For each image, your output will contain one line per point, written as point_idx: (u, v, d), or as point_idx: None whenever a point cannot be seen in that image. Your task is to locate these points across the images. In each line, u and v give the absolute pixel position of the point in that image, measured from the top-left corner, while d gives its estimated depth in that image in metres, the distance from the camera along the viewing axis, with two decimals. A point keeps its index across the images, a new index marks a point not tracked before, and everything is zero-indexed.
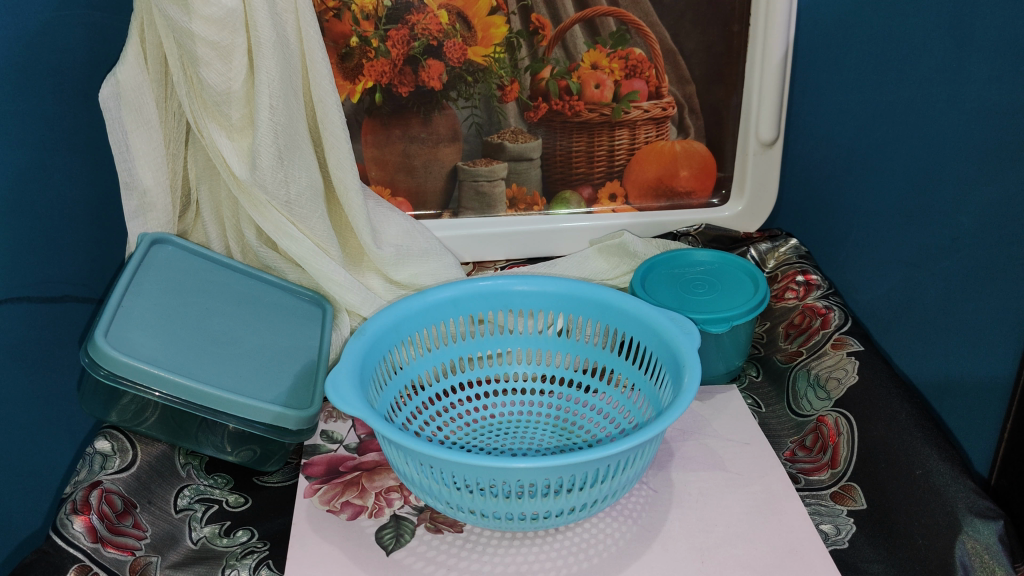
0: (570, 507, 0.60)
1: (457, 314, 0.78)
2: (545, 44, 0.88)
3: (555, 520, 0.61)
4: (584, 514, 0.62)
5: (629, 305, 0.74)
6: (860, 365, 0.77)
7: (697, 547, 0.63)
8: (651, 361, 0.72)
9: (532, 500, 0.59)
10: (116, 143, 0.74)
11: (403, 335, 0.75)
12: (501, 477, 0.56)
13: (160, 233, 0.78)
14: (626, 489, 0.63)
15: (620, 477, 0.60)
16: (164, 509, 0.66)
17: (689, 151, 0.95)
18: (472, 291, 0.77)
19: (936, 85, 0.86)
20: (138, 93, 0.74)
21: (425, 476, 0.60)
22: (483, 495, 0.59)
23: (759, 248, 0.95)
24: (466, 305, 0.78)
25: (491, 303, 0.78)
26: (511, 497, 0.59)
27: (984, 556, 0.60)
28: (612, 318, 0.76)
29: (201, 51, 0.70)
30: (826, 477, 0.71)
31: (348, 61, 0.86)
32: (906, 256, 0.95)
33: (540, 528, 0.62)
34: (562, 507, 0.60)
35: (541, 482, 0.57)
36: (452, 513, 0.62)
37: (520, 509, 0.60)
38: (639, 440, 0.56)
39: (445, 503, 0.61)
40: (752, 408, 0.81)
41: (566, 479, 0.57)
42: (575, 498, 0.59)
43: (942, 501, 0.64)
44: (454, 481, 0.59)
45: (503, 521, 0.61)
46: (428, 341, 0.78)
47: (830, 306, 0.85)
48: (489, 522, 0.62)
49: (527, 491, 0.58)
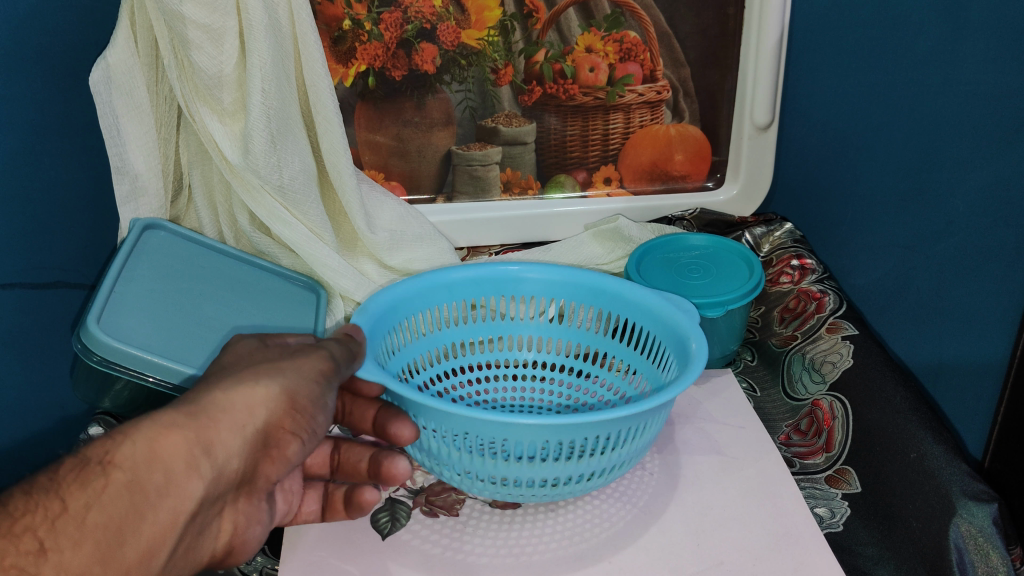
0: (588, 474, 0.60)
1: (452, 300, 0.77)
2: (540, 27, 0.87)
3: (574, 486, 0.61)
4: (601, 481, 0.62)
5: (626, 290, 0.73)
6: (855, 349, 0.77)
7: (693, 529, 0.63)
8: (651, 345, 0.72)
9: (552, 465, 0.59)
10: (107, 128, 0.73)
11: (400, 318, 0.73)
12: (524, 439, 0.56)
13: (153, 218, 0.78)
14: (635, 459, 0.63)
15: (626, 444, 0.59)
16: None
17: (684, 135, 0.95)
18: (468, 275, 0.76)
19: (933, 68, 0.86)
20: (129, 77, 0.73)
21: (443, 442, 0.60)
22: (504, 461, 0.59)
23: (754, 233, 0.96)
24: (461, 292, 0.77)
25: (486, 288, 0.77)
26: (532, 461, 0.58)
27: (979, 538, 0.60)
28: (608, 303, 0.76)
29: (191, 34, 0.70)
30: (821, 461, 0.71)
31: (341, 45, 0.85)
32: (898, 239, 0.95)
33: (553, 496, 0.62)
34: (582, 472, 0.60)
35: (563, 442, 0.57)
36: (469, 483, 0.62)
37: (539, 475, 0.59)
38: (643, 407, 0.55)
39: (463, 472, 0.61)
40: (747, 392, 0.81)
41: (573, 444, 0.57)
42: (595, 463, 0.59)
43: (937, 484, 0.64)
44: (474, 444, 0.58)
45: (522, 491, 0.61)
46: (423, 325, 0.77)
47: (825, 289, 0.85)
48: (508, 491, 0.61)
49: (548, 454, 0.58)
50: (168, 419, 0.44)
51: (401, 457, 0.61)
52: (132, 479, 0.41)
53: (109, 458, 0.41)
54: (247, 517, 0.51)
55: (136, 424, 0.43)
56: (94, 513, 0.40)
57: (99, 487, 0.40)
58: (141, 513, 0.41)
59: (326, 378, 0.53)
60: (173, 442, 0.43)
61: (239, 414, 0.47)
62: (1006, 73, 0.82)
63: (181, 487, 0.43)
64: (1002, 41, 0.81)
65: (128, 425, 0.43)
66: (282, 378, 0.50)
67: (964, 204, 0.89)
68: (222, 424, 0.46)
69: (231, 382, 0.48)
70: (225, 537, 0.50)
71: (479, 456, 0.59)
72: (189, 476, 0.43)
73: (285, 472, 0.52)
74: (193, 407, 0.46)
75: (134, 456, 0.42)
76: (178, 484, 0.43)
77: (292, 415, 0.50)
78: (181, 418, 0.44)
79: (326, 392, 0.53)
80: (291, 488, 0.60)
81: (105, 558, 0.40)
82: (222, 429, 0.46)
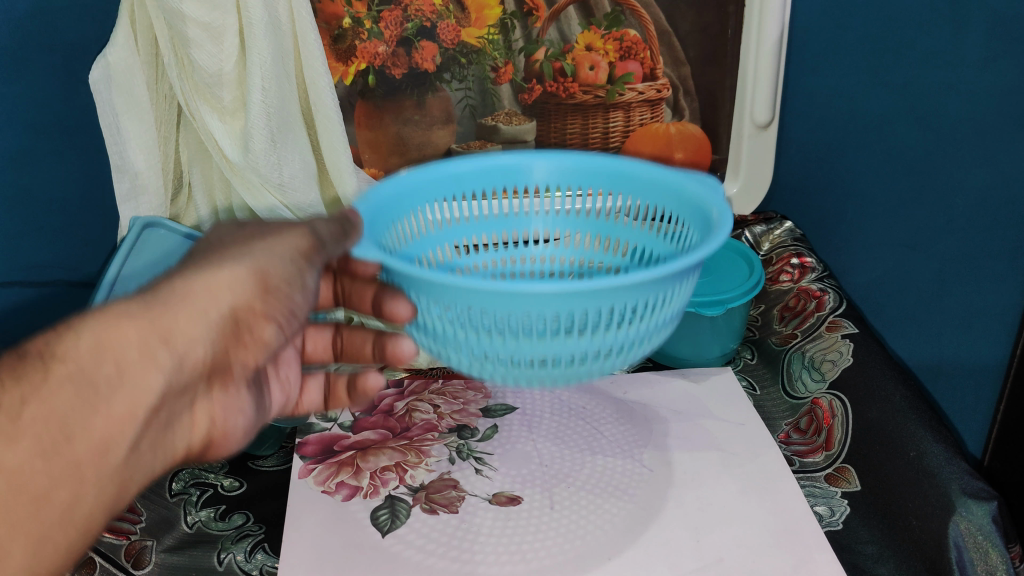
0: (616, 349, 0.52)
1: (457, 192, 0.68)
2: (540, 25, 0.88)
3: (599, 365, 0.53)
4: (628, 362, 0.55)
5: (646, 175, 0.65)
6: (856, 347, 0.78)
7: (694, 526, 0.63)
8: (670, 221, 0.65)
9: (575, 342, 0.50)
10: (107, 126, 0.73)
11: (401, 210, 0.64)
12: (539, 311, 0.47)
13: (152, 216, 0.74)
14: (661, 335, 0.55)
15: (646, 318, 0.51)
16: (159, 495, 0.68)
17: (683, 132, 0.93)
18: (479, 167, 0.67)
19: (932, 69, 0.86)
20: (129, 75, 0.72)
21: (445, 321, 0.51)
22: (518, 340, 0.50)
23: (754, 231, 0.96)
24: (470, 184, 0.68)
25: (498, 179, 0.68)
26: (550, 337, 0.49)
27: (978, 536, 0.60)
28: (625, 188, 0.67)
29: (191, 32, 0.70)
30: (821, 459, 0.71)
31: (341, 43, 0.85)
32: (899, 237, 0.96)
33: (565, 382, 0.54)
34: (610, 347, 0.52)
35: (587, 315, 0.48)
36: (478, 367, 0.54)
37: (560, 352, 0.51)
38: (665, 269, 0.47)
39: (471, 357, 0.53)
40: (747, 390, 0.81)
41: (586, 313, 0.48)
42: (624, 336, 0.51)
43: (936, 482, 0.63)
44: (480, 323, 0.50)
45: (540, 370, 0.53)
46: (428, 219, 0.68)
47: (824, 288, 0.86)
48: (525, 372, 0.53)
49: (569, 328, 0.49)
50: (121, 307, 0.42)
51: (405, 337, 0.63)
52: (75, 371, 0.39)
53: (49, 353, 0.39)
54: (224, 408, 0.54)
55: (82, 319, 0.41)
56: (32, 407, 0.38)
57: (38, 381, 0.38)
58: (93, 407, 0.40)
59: (303, 256, 0.49)
60: (123, 334, 0.41)
61: (199, 300, 0.44)
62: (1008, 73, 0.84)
63: (137, 378, 0.41)
64: (1001, 42, 0.83)
65: (74, 319, 0.41)
66: (249, 259, 0.47)
67: (963, 201, 0.91)
68: (180, 311, 0.43)
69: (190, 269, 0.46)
70: (200, 429, 0.53)
71: (476, 332, 0.50)
72: (147, 367, 0.42)
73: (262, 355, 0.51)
74: (149, 296, 0.43)
75: (80, 349, 0.40)
76: (133, 377, 0.41)
77: (264, 298, 0.47)
78: (134, 307, 0.42)
79: (306, 270, 0.50)
80: (291, 380, 0.63)
81: (49, 452, 0.38)
82: (179, 317, 0.43)
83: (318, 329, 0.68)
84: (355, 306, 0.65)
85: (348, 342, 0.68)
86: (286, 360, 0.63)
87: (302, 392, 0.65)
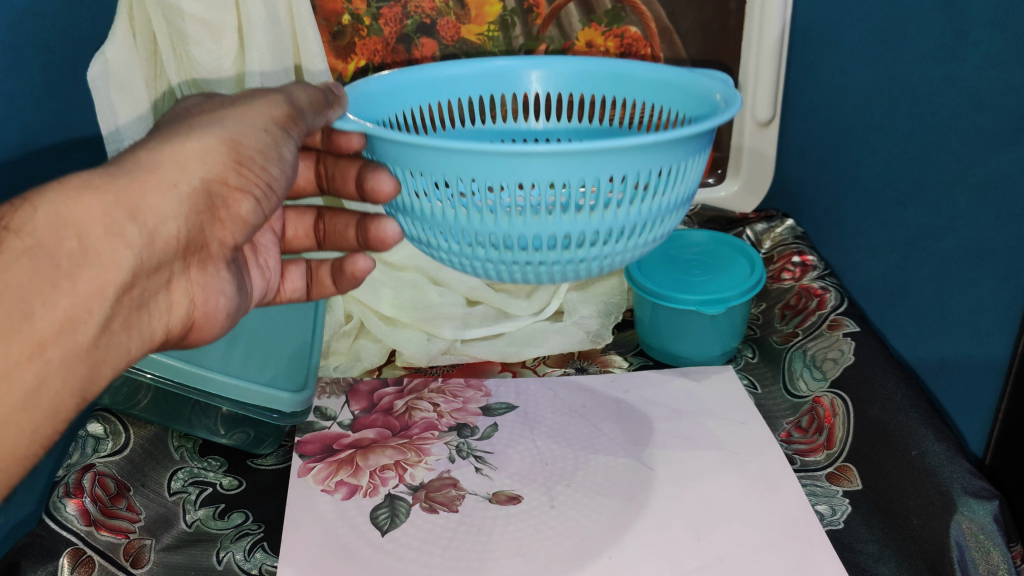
0: (610, 231, 0.53)
1: (455, 97, 0.69)
2: (540, 22, 0.87)
3: (593, 251, 0.54)
4: (624, 251, 0.55)
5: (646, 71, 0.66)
6: (857, 346, 0.77)
7: (694, 524, 0.63)
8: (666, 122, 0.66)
9: (566, 220, 0.51)
10: (105, 124, 0.72)
11: (394, 109, 0.66)
12: (527, 177, 0.48)
13: None
14: (657, 226, 0.55)
15: (636, 201, 0.51)
16: (157, 492, 0.67)
17: None
18: (479, 72, 0.69)
19: (936, 66, 0.82)
20: (128, 73, 0.72)
21: (435, 197, 0.52)
22: (509, 217, 0.51)
23: (754, 230, 0.97)
24: (469, 88, 0.70)
25: (492, 85, 0.70)
26: (539, 212, 0.50)
27: (980, 536, 0.59)
28: (626, 90, 0.68)
29: (190, 28, 0.70)
30: (822, 458, 0.71)
31: (341, 39, 0.85)
32: (899, 235, 0.92)
33: (556, 267, 0.55)
34: (602, 229, 0.52)
35: (575, 186, 0.49)
36: (471, 251, 0.55)
37: (551, 231, 0.51)
38: (676, 130, 0.47)
39: (464, 240, 0.54)
40: (748, 389, 0.81)
41: (572, 183, 0.49)
42: (615, 218, 0.52)
43: (937, 481, 0.63)
44: (470, 197, 0.51)
45: (533, 255, 0.53)
46: (427, 121, 0.69)
47: (826, 287, 0.85)
48: (518, 258, 0.54)
49: (559, 202, 0.50)
50: (82, 179, 0.42)
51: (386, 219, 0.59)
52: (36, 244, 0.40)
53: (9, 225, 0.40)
54: (204, 287, 0.52)
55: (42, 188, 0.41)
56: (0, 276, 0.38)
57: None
58: (55, 284, 0.40)
59: (277, 126, 0.51)
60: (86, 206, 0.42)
61: (168, 172, 0.46)
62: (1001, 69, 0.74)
63: (102, 252, 0.42)
64: (1000, 34, 0.74)
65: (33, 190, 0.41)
66: (221, 128, 0.49)
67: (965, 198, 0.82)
68: (148, 183, 0.45)
69: (159, 141, 0.47)
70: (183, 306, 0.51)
71: (485, 207, 0.51)
72: (115, 244, 0.43)
73: (240, 229, 0.52)
74: (113, 169, 0.44)
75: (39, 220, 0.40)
76: (96, 250, 0.42)
77: (237, 169, 0.49)
78: (97, 178, 0.43)
79: (281, 141, 0.52)
80: (271, 267, 0.64)
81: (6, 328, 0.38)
82: (149, 190, 0.44)
83: (299, 216, 0.68)
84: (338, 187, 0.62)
85: (330, 228, 0.68)
86: (263, 245, 0.64)
87: (284, 279, 0.67)
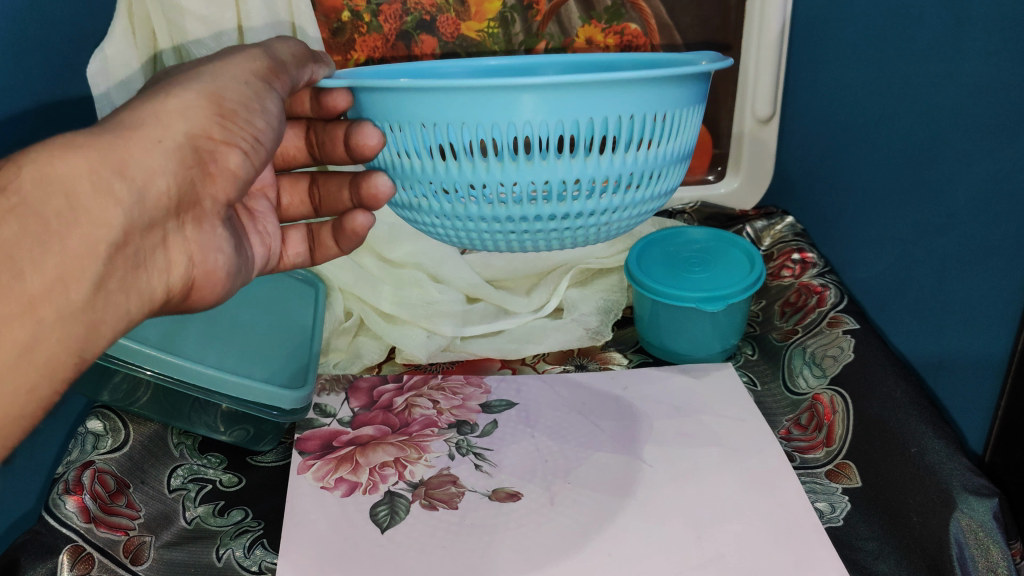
0: (604, 179, 0.54)
1: None
2: (540, 19, 0.87)
3: (586, 198, 0.55)
4: (617, 202, 0.57)
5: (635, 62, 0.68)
6: (856, 343, 0.78)
7: (693, 521, 0.63)
8: None
9: (559, 163, 0.52)
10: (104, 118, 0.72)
11: None
12: (521, 115, 0.50)
13: None
14: (651, 178, 0.57)
15: (628, 146, 0.53)
16: (157, 489, 0.67)
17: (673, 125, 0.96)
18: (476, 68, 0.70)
19: (937, 64, 0.81)
20: (127, 67, 0.73)
21: (427, 147, 0.53)
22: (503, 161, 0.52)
23: (754, 226, 0.97)
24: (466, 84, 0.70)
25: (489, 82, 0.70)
26: (534, 155, 0.52)
27: (980, 533, 0.59)
28: None
29: (190, 24, 0.74)
30: (822, 454, 0.71)
31: (340, 36, 0.85)
32: (898, 233, 0.91)
33: (548, 216, 0.56)
34: (595, 176, 0.54)
35: (568, 126, 0.50)
36: (464, 203, 0.55)
37: (544, 176, 0.53)
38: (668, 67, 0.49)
39: (456, 189, 0.55)
40: (748, 386, 0.81)
41: (564, 121, 0.50)
42: (609, 164, 0.53)
43: (936, 479, 0.63)
44: (465, 142, 0.52)
45: (527, 202, 0.54)
46: None
47: (825, 283, 0.86)
48: (511, 207, 0.55)
49: (552, 142, 0.51)
50: (68, 138, 0.42)
51: (379, 174, 0.57)
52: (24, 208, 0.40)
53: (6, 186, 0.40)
54: (200, 245, 0.51)
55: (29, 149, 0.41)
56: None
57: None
58: (44, 245, 0.40)
59: (259, 79, 0.51)
60: (72, 166, 0.42)
61: (153, 129, 0.46)
62: (1005, 67, 0.75)
63: (93, 215, 0.42)
64: (1001, 33, 0.75)
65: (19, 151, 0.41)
66: (201, 82, 0.49)
67: (965, 195, 0.83)
68: (134, 142, 0.45)
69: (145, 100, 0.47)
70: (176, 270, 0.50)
71: (479, 152, 0.52)
72: (104, 202, 0.43)
73: (228, 184, 0.51)
74: (105, 139, 0.44)
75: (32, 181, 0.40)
76: (87, 210, 0.42)
77: (220, 121, 0.49)
78: (86, 140, 0.43)
79: (263, 93, 0.51)
80: (270, 233, 0.64)
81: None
82: (135, 149, 0.44)
83: (293, 184, 0.68)
84: (329, 151, 0.62)
85: (325, 194, 0.68)
86: (260, 212, 0.64)
87: (284, 247, 0.67)
